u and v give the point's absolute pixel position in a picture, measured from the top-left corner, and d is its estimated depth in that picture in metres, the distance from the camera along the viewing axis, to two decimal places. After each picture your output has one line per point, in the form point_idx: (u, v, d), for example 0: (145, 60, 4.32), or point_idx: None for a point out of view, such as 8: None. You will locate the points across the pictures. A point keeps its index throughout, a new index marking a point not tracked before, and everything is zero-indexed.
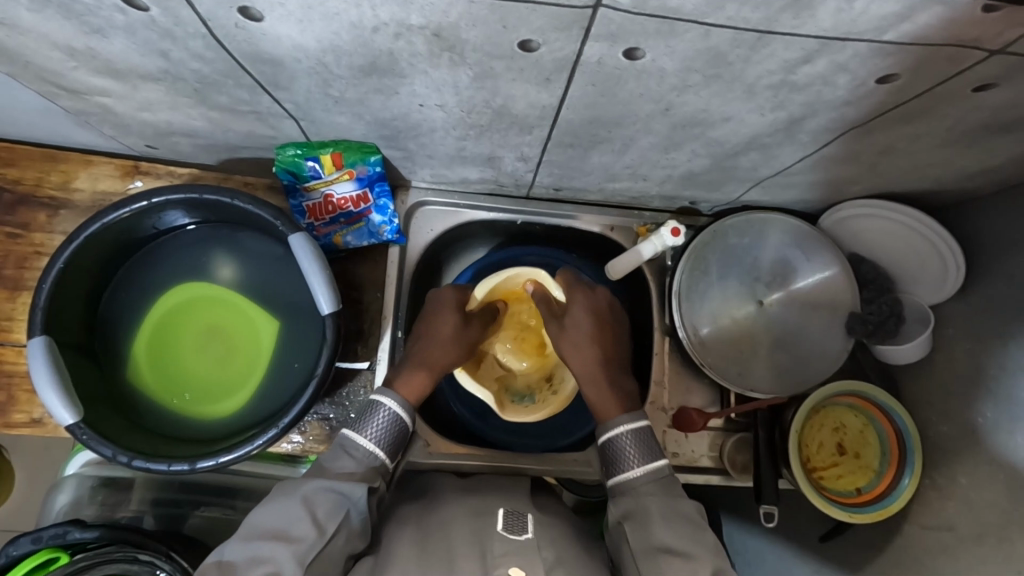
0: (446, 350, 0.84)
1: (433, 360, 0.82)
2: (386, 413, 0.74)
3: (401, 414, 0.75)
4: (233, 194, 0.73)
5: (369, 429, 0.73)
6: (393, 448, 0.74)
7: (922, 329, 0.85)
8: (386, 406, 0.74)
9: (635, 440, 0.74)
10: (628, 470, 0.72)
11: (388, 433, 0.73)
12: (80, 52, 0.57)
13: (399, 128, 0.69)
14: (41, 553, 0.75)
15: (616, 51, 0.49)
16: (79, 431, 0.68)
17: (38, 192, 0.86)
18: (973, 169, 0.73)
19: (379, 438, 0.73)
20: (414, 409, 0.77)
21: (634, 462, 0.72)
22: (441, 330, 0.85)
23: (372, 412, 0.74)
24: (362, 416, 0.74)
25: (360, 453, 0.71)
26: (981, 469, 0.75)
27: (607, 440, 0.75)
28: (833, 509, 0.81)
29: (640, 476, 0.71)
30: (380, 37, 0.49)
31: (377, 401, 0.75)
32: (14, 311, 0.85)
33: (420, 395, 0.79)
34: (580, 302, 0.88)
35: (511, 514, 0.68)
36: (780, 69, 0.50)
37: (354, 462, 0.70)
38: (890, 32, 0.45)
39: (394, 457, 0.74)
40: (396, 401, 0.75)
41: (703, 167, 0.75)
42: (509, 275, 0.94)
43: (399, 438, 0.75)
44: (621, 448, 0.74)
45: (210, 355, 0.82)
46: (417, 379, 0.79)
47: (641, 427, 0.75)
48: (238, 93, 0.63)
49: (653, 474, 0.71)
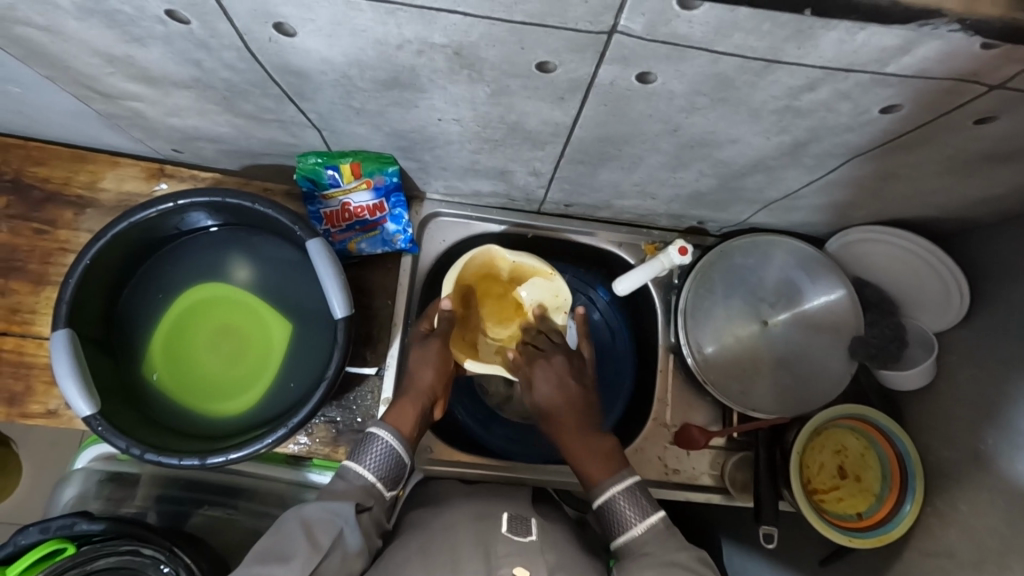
0: (427, 373, 0.83)
1: (418, 388, 0.82)
2: (380, 445, 0.73)
3: (395, 448, 0.74)
4: (254, 198, 0.76)
5: (365, 458, 0.73)
6: (390, 476, 0.73)
7: (926, 354, 0.85)
8: (381, 438, 0.74)
9: (629, 497, 0.72)
10: (629, 529, 0.70)
11: (385, 462, 0.73)
12: (118, 59, 0.60)
13: (416, 140, 0.72)
14: (48, 543, 0.78)
15: (629, 74, 0.51)
16: (95, 422, 0.70)
17: (66, 190, 0.89)
18: (974, 198, 0.74)
19: (374, 465, 0.72)
20: (409, 443, 0.76)
21: (632, 518, 0.70)
22: (415, 357, 0.85)
23: (368, 443, 0.74)
24: (359, 446, 0.74)
25: (354, 476, 0.71)
26: (982, 497, 0.75)
27: (601, 503, 0.73)
28: (833, 532, 0.81)
29: (641, 532, 0.69)
30: (404, 54, 0.52)
31: (372, 433, 0.74)
32: (36, 304, 0.87)
33: (411, 425, 0.78)
34: (543, 376, 0.84)
35: (514, 519, 0.69)
36: (785, 95, 0.52)
37: (347, 483, 0.71)
38: (891, 64, 0.46)
39: (393, 486, 0.73)
40: (391, 434, 0.74)
41: (710, 187, 0.77)
42: (467, 261, 0.88)
43: (397, 469, 0.74)
44: (616, 505, 0.72)
45: (224, 355, 0.84)
46: (404, 409, 0.79)
47: (630, 485, 0.73)
48: (264, 102, 0.66)
49: (651, 528, 0.69)
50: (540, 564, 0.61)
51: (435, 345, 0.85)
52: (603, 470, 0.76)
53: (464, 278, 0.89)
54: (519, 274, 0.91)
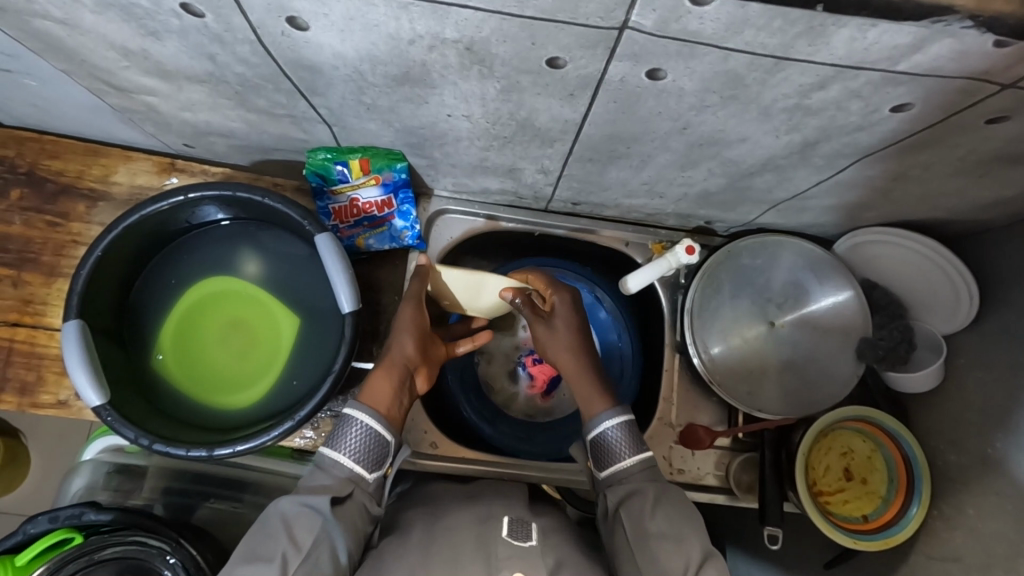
0: (403, 341, 0.79)
1: (397, 358, 0.78)
2: (357, 426, 0.71)
3: (372, 427, 0.72)
4: (264, 193, 0.76)
5: (342, 444, 0.71)
6: (372, 459, 0.71)
7: (934, 357, 0.85)
8: (357, 419, 0.72)
9: (625, 432, 0.73)
10: (622, 461, 0.72)
11: (364, 445, 0.71)
12: (134, 52, 0.61)
13: (426, 137, 0.72)
14: (56, 532, 0.79)
15: (639, 70, 0.51)
16: (105, 412, 0.71)
17: (79, 183, 0.91)
18: (985, 200, 0.74)
19: (352, 450, 0.71)
20: (389, 422, 0.74)
21: (625, 453, 0.72)
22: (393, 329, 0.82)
23: (345, 426, 0.72)
24: (337, 430, 0.72)
25: (331, 466, 0.70)
26: (990, 501, 0.74)
27: (596, 435, 0.74)
28: (837, 534, 0.81)
29: (634, 464, 0.71)
30: (416, 49, 0.52)
31: (348, 414, 0.72)
32: (48, 296, 0.88)
33: (389, 405, 0.75)
34: (566, 302, 0.86)
35: (516, 522, 0.68)
36: (795, 94, 0.52)
37: (327, 475, 0.69)
38: (903, 62, 0.46)
39: (376, 467, 0.72)
40: (366, 414, 0.72)
41: (718, 186, 0.77)
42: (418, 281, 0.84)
43: (379, 451, 0.72)
44: (610, 440, 0.73)
45: (233, 347, 0.85)
46: (382, 385, 0.76)
47: (626, 419, 0.74)
48: (276, 97, 0.66)
49: (644, 462, 0.71)
50: (540, 567, 0.61)
51: (411, 310, 0.82)
52: (603, 402, 0.77)
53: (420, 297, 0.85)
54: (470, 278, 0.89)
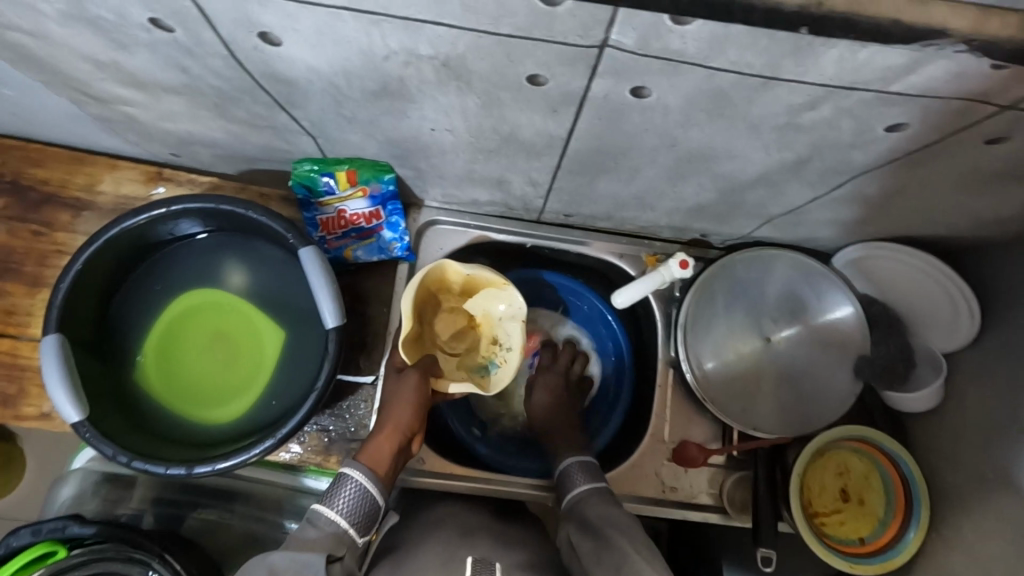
0: (404, 408, 0.80)
1: (395, 422, 0.79)
2: (353, 486, 0.71)
3: (368, 488, 0.71)
4: (248, 206, 0.75)
5: (336, 502, 0.70)
6: (363, 520, 0.70)
7: (934, 375, 0.83)
8: (352, 479, 0.71)
9: (580, 465, 0.80)
10: (576, 488, 0.77)
11: (357, 505, 0.70)
12: (108, 65, 0.59)
13: (411, 149, 0.71)
14: (37, 546, 0.77)
15: (621, 87, 0.49)
16: (83, 428, 0.70)
17: (64, 192, 0.89)
18: (986, 217, 0.71)
19: (346, 510, 0.69)
20: (384, 484, 0.73)
21: (580, 482, 0.78)
22: (391, 391, 0.82)
23: (340, 484, 0.71)
24: (330, 487, 0.72)
25: (324, 522, 0.68)
26: (989, 527, 0.72)
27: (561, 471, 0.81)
28: (833, 558, 0.79)
29: (586, 490, 0.76)
30: (391, 64, 0.50)
31: (343, 473, 0.72)
32: (32, 306, 0.87)
33: (385, 466, 0.75)
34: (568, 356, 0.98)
35: (479, 562, 0.67)
36: (785, 112, 0.50)
37: (317, 530, 0.67)
38: (895, 82, 0.44)
39: (366, 530, 0.71)
40: (363, 474, 0.72)
41: (711, 201, 0.75)
42: (421, 278, 0.82)
43: (369, 511, 0.71)
44: (567, 473, 0.80)
45: (216, 360, 0.83)
46: (381, 446, 0.76)
47: (585, 459, 0.81)
48: (256, 109, 0.65)
49: (595, 487, 0.77)
50: None
51: (413, 376, 0.83)
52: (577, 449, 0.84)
53: (421, 297, 0.84)
54: (472, 286, 0.87)
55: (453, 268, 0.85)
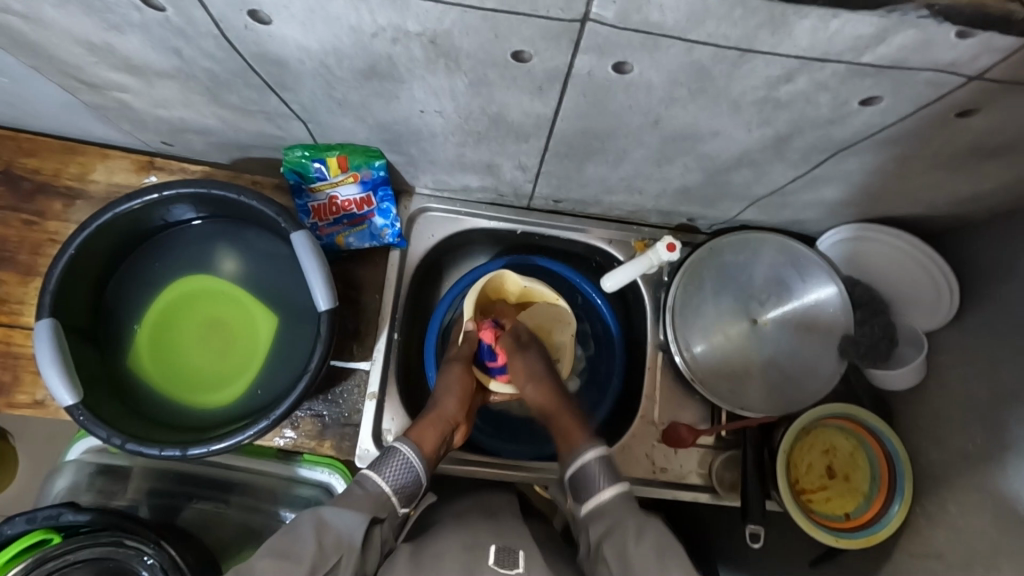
0: (451, 397, 0.83)
1: (443, 410, 0.81)
2: (402, 461, 0.73)
3: (416, 465, 0.74)
4: (239, 190, 0.76)
5: (386, 471, 0.72)
6: (405, 493, 0.72)
7: (916, 352, 0.85)
8: (401, 453, 0.74)
9: (601, 463, 0.74)
10: (598, 492, 0.71)
11: (404, 478, 0.72)
12: (100, 47, 0.60)
13: (401, 133, 0.72)
14: (33, 533, 0.78)
15: (605, 63, 0.51)
16: (77, 412, 0.70)
17: (57, 182, 0.90)
18: (964, 195, 0.73)
19: (392, 478, 0.72)
20: (428, 463, 0.76)
21: (602, 482, 0.72)
22: (441, 379, 0.85)
23: (389, 457, 0.74)
24: (379, 459, 0.74)
25: (370, 486, 0.70)
26: (971, 499, 0.74)
27: (577, 467, 0.75)
28: (818, 532, 0.81)
29: (609, 496, 0.70)
30: (380, 42, 0.51)
31: (394, 446, 0.75)
32: (25, 295, 0.88)
33: (433, 449, 0.77)
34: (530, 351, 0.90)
35: (502, 550, 0.65)
36: (763, 86, 0.51)
37: (364, 491, 0.69)
38: (867, 53, 0.46)
39: (407, 504, 0.72)
40: (412, 450, 0.74)
41: (697, 182, 0.76)
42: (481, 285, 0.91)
43: (413, 487, 0.73)
44: (588, 474, 0.73)
45: (212, 345, 0.84)
46: (428, 427, 0.79)
47: (603, 451, 0.75)
48: (247, 93, 0.66)
49: (619, 493, 0.70)
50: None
51: (459, 368, 0.86)
52: (583, 436, 0.79)
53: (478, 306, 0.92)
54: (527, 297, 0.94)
55: (512, 279, 0.92)
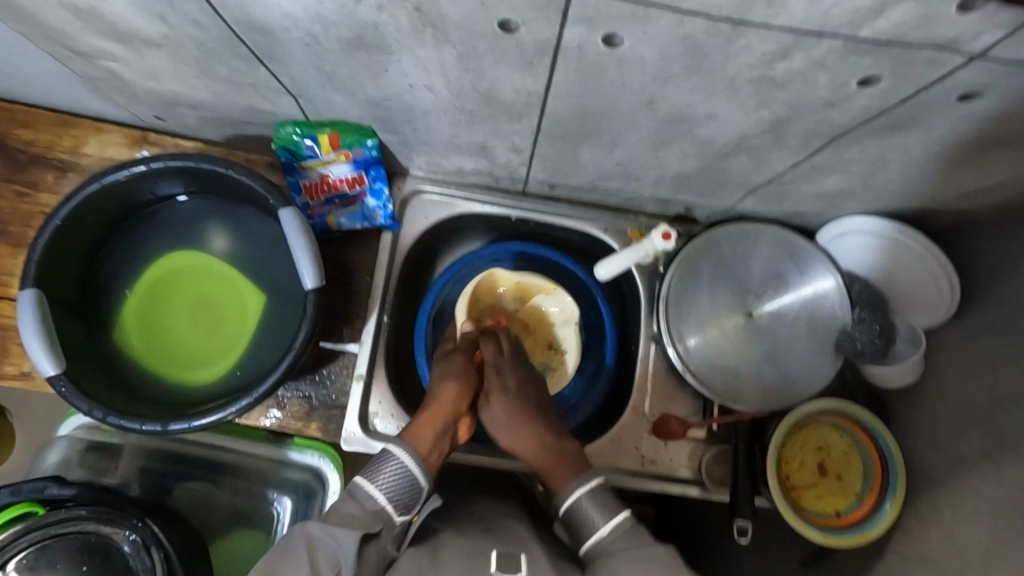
0: (446, 387, 0.81)
1: (441, 402, 0.79)
2: (395, 465, 0.69)
3: (412, 469, 0.69)
4: (228, 164, 0.75)
5: (379, 477, 0.68)
6: (401, 499, 0.68)
7: (912, 350, 0.82)
8: (396, 457, 0.69)
9: (593, 497, 0.68)
10: (595, 529, 0.65)
11: (399, 484, 0.68)
12: (85, 12, 0.59)
13: (392, 110, 0.70)
14: (19, 505, 0.78)
15: (595, 36, 0.49)
16: (60, 382, 0.70)
17: (49, 154, 0.89)
18: (968, 187, 0.71)
19: (385, 486, 0.67)
20: (427, 465, 0.71)
21: (598, 520, 0.66)
22: (438, 374, 0.83)
23: (382, 462, 0.69)
24: (373, 464, 0.70)
25: (364, 497, 0.66)
26: (965, 501, 0.72)
27: (565, 511, 0.68)
28: (807, 528, 0.79)
29: (608, 533, 0.65)
30: (365, 9, 0.50)
31: (388, 450, 0.70)
32: (15, 266, 0.87)
33: (431, 447, 0.73)
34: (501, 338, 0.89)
35: (505, 556, 0.64)
36: (758, 64, 0.50)
37: (357, 504, 0.65)
38: (865, 28, 0.44)
39: (405, 510, 0.68)
40: (408, 453, 0.70)
41: (693, 169, 0.75)
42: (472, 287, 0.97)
43: (410, 492, 0.68)
44: (583, 509, 0.67)
45: (198, 324, 0.83)
46: (424, 426, 0.75)
47: (588, 489, 0.69)
48: (236, 64, 0.65)
49: (620, 529, 0.65)
50: None
51: (460, 359, 0.85)
52: (568, 475, 0.72)
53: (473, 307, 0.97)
54: (524, 292, 1.00)
55: (502, 276, 0.99)
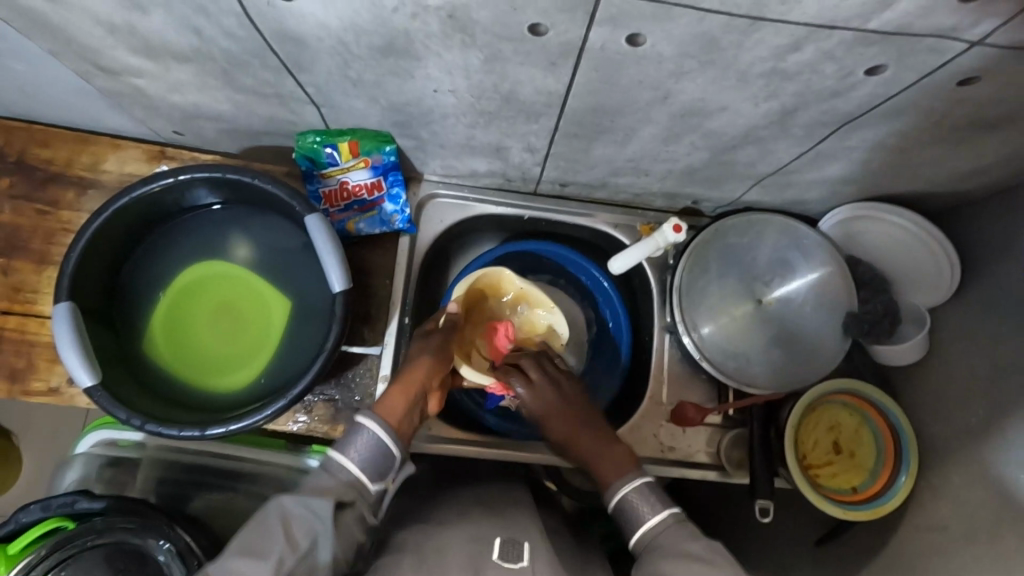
0: (423, 362, 0.78)
1: (415, 376, 0.76)
2: (366, 436, 0.68)
3: (383, 439, 0.68)
4: (254, 174, 0.77)
5: (350, 449, 0.67)
6: (376, 470, 0.67)
7: (917, 330, 0.86)
8: (367, 429, 0.68)
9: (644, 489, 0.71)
10: (644, 521, 0.68)
11: (370, 454, 0.67)
12: (120, 28, 0.61)
13: (413, 114, 0.73)
14: (49, 521, 0.80)
15: (618, 36, 0.52)
16: (95, 393, 0.71)
17: (68, 171, 0.91)
18: (963, 169, 0.75)
19: (358, 457, 0.67)
20: (398, 437, 0.70)
21: (646, 510, 0.69)
22: (414, 350, 0.80)
23: (353, 434, 0.68)
24: (344, 437, 0.69)
25: (337, 469, 0.66)
26: (973, 469, 0.75)
27: (614, 505, 0.72)
28: (826, 505, 0.82)
29: (655, 526, 0.67)
30: (399, 17, 0.53)
31: (359, 421, 0.69)
32: (39, 283, 0.88)
33: (400, 421, 0.72)
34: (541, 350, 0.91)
35: (507, 542, 0.65)
36: (771, 56, 0.53)
37: (331, 477, 0.65)
38: (873, 20, 0.48)
39: (379, 480, 0.68)
40: (378, 424, 0.69)
41: (702, 162, 0.78)
42: (475, 277, 0.87)
43: (383, 461, 0.68)
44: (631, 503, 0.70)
45: (224, 331, 0.85)
46: (395, 399, 0.73)
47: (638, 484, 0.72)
48: (264, 75, 0.67)
49: (665, 521, 0.67)
50: None
51: (439, 336, 0.81)
52: (614, 471, 0.75)
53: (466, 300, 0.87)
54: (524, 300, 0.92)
55: (507, 277, 0.89)
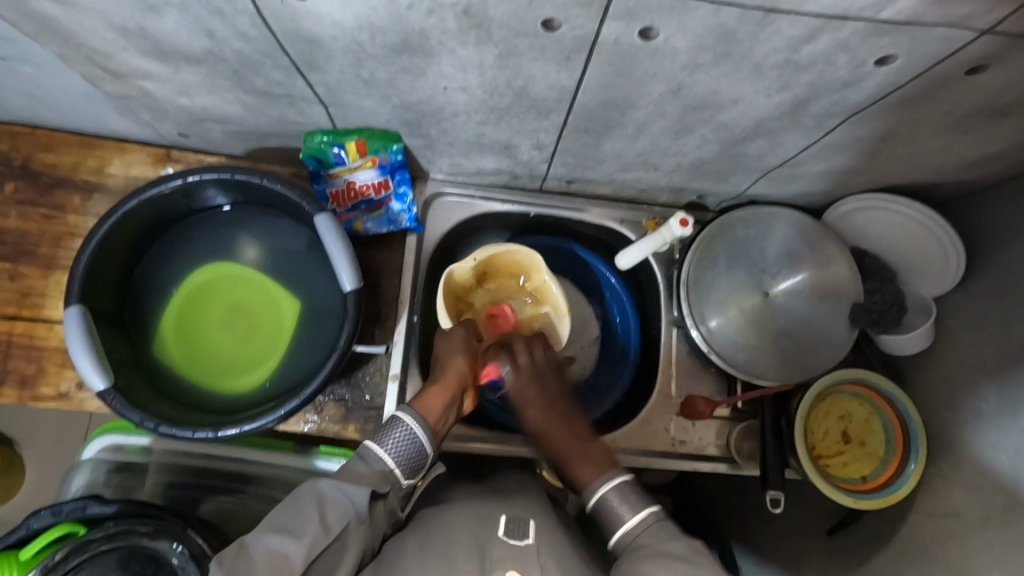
0: (456, 360, 0.80)
1: (450, 374, 0.79)
2: (404, 431, 0.69)
3: (421, 436, 0.69)
4: (263, 175, 0.77)
5: (388, 442, 0.68)
6: (410, 465, 0.69)
7: (924, 319, 0.87)
8: (405, 424, 0.69)
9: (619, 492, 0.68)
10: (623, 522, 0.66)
11: (408, 450, 0.69)
12: (132, 30, 0.61)
13: (423, 113, 0.73)
14: (57, 528, 0.79)
15: (633, 29, 0.53)
16: (109, 397, 0.71)
17: (74, 175, 0.90)
18: (969, 158, 0.76)
19: (395, 451, 0.68)
20: (434, 435, 0.71)
21: (625, 513, 0.66)
22: (443, 348, 0.83)
23: (392, 427, 0.70)
24: (383, 428, 0.70)
25: (373, 459, 0.67)
26: (985, 455, 0.76)
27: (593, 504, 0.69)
28: (839, 494, 0.83)
29: (636, 527, 0.65)
30: (415, 13, 0.53)
31: (397, 415, 0.70)
32: (46, 288, 0.88)
33: (438, 419, 0.73)
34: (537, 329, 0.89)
35: (513, 521, 0.67)
36: (786, 48, 0.54)
37: (366, 465, 0.67)
38: (887, 10, 0.48)
39: (412, 476, 0.69)
40: (416, 420, 0.70)
41: (711, 155, 0.78)
42: (504, 252, 0.91)
43: (419, 459, 0.69)
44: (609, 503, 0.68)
45: (235, 334, 0.85)
46: (435, 397, 0.75)
47: (619, 482, 0.69)
48: (274, 75, 0.67)
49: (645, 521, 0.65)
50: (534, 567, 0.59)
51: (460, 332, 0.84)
52: (594, 471, 0.72)
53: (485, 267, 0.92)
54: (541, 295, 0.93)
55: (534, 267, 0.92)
